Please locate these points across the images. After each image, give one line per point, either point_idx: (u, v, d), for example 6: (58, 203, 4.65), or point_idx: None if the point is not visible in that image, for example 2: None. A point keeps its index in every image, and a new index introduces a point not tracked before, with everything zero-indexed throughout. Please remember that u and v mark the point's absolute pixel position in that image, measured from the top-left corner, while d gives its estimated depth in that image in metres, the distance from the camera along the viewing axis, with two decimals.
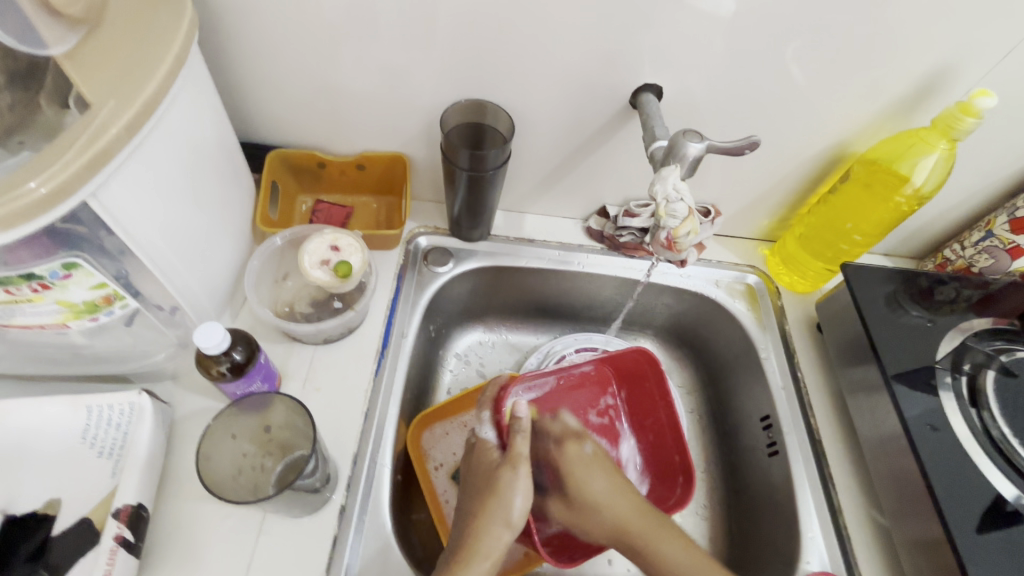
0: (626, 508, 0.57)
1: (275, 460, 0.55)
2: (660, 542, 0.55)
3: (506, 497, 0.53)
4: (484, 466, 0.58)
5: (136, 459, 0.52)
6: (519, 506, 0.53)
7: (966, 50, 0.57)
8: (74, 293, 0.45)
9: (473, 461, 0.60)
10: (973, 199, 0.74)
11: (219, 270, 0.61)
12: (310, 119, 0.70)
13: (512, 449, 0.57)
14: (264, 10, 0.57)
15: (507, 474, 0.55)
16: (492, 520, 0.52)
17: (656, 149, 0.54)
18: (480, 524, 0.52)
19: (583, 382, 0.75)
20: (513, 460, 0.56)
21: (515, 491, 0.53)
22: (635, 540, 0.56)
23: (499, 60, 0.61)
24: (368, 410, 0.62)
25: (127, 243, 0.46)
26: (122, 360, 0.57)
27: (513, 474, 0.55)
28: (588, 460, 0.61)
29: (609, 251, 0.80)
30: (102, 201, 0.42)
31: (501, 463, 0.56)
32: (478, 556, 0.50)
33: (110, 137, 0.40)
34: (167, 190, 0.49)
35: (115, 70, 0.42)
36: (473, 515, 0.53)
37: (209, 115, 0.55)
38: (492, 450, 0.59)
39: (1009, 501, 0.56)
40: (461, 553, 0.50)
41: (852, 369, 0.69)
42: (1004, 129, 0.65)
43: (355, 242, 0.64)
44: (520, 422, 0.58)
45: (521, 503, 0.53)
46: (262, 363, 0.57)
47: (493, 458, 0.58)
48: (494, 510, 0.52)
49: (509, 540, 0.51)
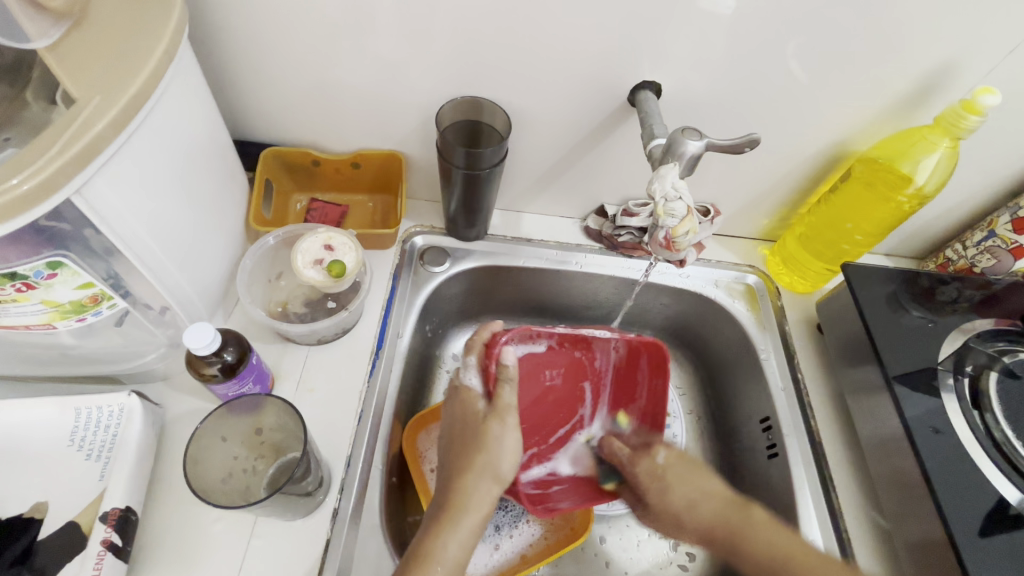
0: (712, 507, 0.58)
1: (266, 463, 0.54)
2: (752, 530, 0.54)
3: (494, 452, 0.55)
4: (468, 418, 0.58)
5: (124, 461, 0.50)
6: (507, 462, 0.55)
7: (969, 47, 0.56)
8: (60, 293, 0.44)
9: (452, 406, 0.60)
10: (976, 199, 0.73)
11: (212, 268, 0.60)
12: (304, 117, 0.69)
13: (499, 400, 0.58)
14: (256, 4, 0.56)
15: (496, 426, 0.57)
16: (481, 475, 0.54)
17: (655, 146, 0.53)
18: (469, 480, 0.53)
19: (578, 346, 0.72)
20: (500, 412, 0.58)
21: (501, 446, 0.56)
22: (727, 538, 0.55)
23: (496, 56, 0.60)
24: (363, 411, 0.62)
25: (114, 240, 0.45)
26: (112, 361, 0.56)
27: (500, 426, 0.57)
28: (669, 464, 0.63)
29: (608, 251, 0.80)
30: (88, 198, 0.41)
31: (486, 418, 0.57)
32: (465, 510, 0.51)
33: (96, 133, 0.39)
34: (157, 187, 0.48)
35: (102, 64, 0.41)
36: (460, 470, 0.54)
37: (200, 111, 0.54)
38: (477, 401, 0.59)
39: (1012, 505, 0.55)
40: (449, 508, 0.52)
41: (853, 370, 0.68)
42: (1008, 127, 0.64)
43: (349, 241, 0.63)
44: (508, 371, 0.58)
45: (508, 460, 0.56)
46: (254, 364, 0.56)
47: (476, 408, 0.58)
48: (482, 467, 0.54)
49: (497, 494, 0.54)
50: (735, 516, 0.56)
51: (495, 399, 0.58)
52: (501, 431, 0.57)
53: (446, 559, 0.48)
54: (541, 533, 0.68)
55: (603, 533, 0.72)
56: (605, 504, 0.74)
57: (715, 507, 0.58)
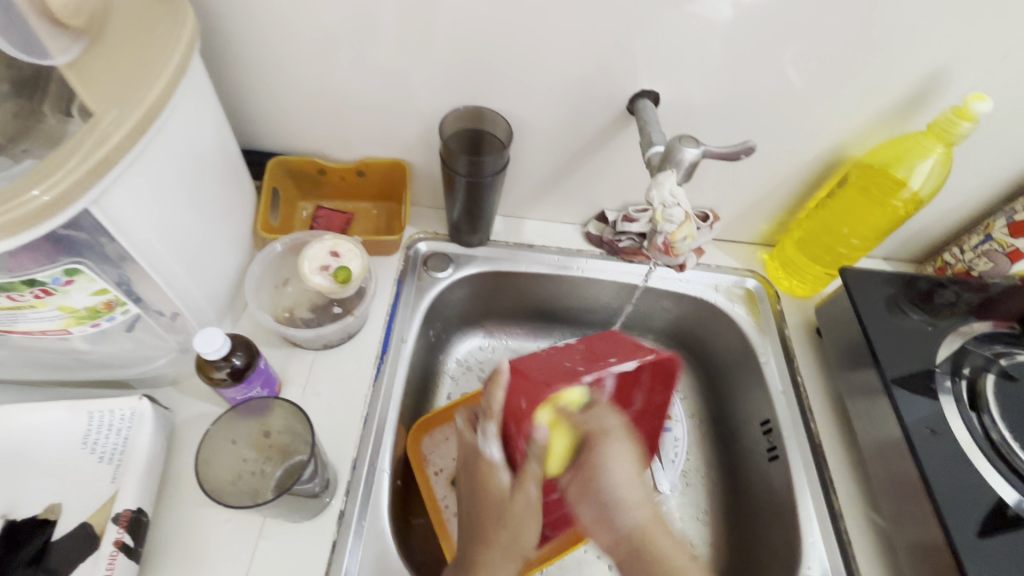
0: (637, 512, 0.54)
1: (274, 465, 0.55)
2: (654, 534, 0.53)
3: (516, 528, 0.56)
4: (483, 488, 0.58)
5: (136, 464, 0.51)
6: (528, 534, 0.56)
7: (961, 53, 0.58)
8: (76, 299, 0.45)
9: (473, 471, 0.61)
10: (973, 203, 0.74)
11: (221, 274, 0.61)
12: (311, 126, 0.71)
13: (524, 471, 0.57)
14: (266, 20, 0.58)
15: (519, 499, 0.56)
16: (502, 553, 0.55)
17: (653, 154, 0.55)
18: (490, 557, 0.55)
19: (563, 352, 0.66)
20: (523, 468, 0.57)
21: (526, 523, 0.56)
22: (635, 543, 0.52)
23: (498, 66, 0.62)
24: (368, 414, 0.63)
25: (128, 248, 0.46)
26: (124, 365, 0.57)
27: (524, 500, 0.56)
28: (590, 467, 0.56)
29: (609, 256, 0.81)
30: (104, 208, 0.43)
31: (512, 494, 0.57)
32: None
33: (112, 145, 0.41)
34: (169, 196, 0.50)
35: (118, 79, 0.43)
36: (484, 544, 0.56)
37: (210, 122, 0.56)
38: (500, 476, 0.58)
39: (1010, 505, 0.55)
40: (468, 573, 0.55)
41: (852, 373, 0.69)
42: (1002, 132, 0.65)
43: (355, 248, 0.64)
44: (536, 446, 0.56)
45: (531, 528, 0.57)
46: (262, 368, 0.57)
47: (499, 484, 0.58)
48: (502, 544, 0.56)
49: (518, 567, 0.56)
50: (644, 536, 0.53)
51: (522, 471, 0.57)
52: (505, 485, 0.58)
53: None
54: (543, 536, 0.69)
55: None
56: None
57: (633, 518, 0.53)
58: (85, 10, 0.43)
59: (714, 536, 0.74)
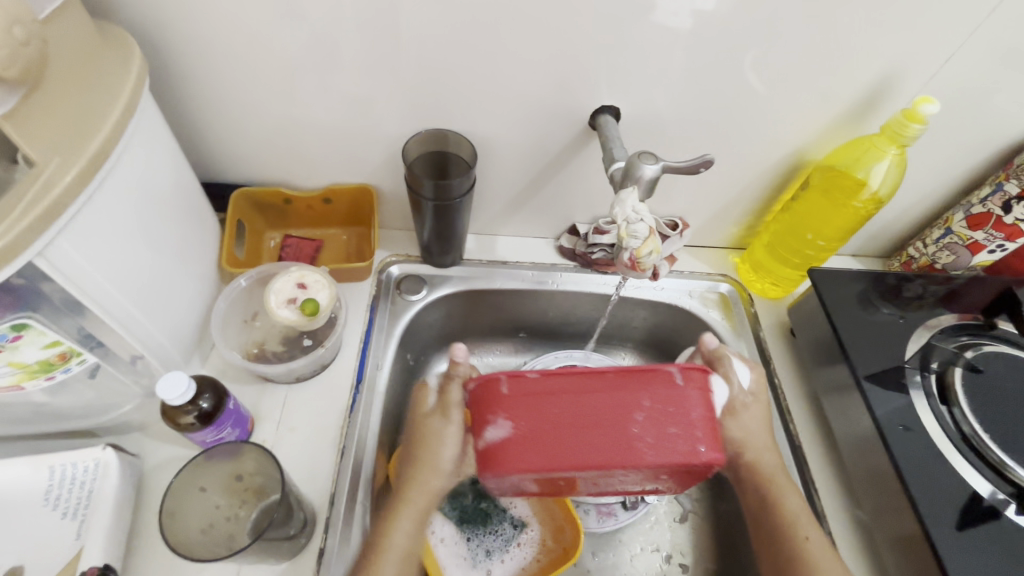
0: (764, 448, 0.60)
1: (249, 508, 0.53)
2: (784, 493, 0.58)
3: (434, 448, 0.54)
4: (424, 433, 0.55)
5: (102, 519, 0.50)
6: (402, 540, 0.52)
7: (908, 57, 0.59)
8: (26, 353, 0.44)
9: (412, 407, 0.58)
10: (931, 199, 0.76)
11: (185, 314, 0.60)
12: (274, 157, 0.70)
13: (446, 397, 0.54)
14: (221, 51, 0.57)
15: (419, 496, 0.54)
16: (404, 517, 0.53)
17: (615, 170, 0.55)
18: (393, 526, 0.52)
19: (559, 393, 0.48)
20: (445, 409, 0.54)
21: (441, 441, 0.54)
22: (761, 489, 0.59)
23: (459, 86, 0.62)
24: (344, 447, 0.61)
25: (81, 297, 0.45)
26: (86, 415, 0.56)
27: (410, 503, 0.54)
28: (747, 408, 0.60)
29: (582, 268, 0.81)
30: (51, 259, 0.41)
31: (431, 413, 0.55)
32: (408, 503, 0.53)
33: (60, 190, 0.40)
34: (124, 240, 0.48)
35: (60, 127, 0.42)
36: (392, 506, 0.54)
37: (166, 160, 0.55)
38: (430, 395, 0.56)
39: (984, 497, 0.56)
40: (402, 492, 0.54)
41: (826, 371, 0.70)
42: (954, 130, 0.67)
43: (321, 278, 0.64)
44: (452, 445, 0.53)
45: (405, 540, 0.52)
46: (232, 409, 0.56)
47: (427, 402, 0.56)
48: (401, 515, 0.53)
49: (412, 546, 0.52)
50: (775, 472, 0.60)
51: (442, 395, 0.55)
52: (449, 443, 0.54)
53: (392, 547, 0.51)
54: (533, 555, 0.69)
55: (596, 546, 0.73)
56: (596, 521, 0.73)
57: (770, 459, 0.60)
58: (23, 58, 0.38)
59: (702, 543, 0.74)
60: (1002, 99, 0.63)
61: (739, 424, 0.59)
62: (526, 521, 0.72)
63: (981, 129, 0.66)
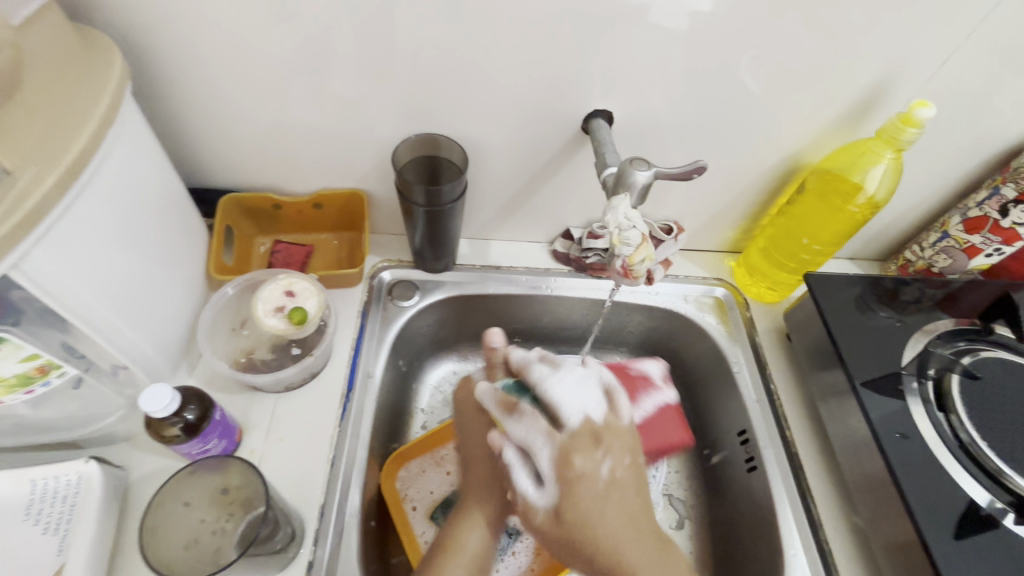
0: (618, 527, 0.48)
1: (235, 522, 0.52)
2: (664, 551, 0.53)
3: (482, 436, 0.58)
4: (475, 424, 0.59)
5: (83, 534, 0.49)
6: (473, 546, 0.51)
7: (904, 60, 0.59)
8: (3, 367, 0.43)
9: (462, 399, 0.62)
10: (928, 201, 0.76)
11: (171, 323, 0.59)
12: (263, 161, 0.69)
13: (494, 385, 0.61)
14: (207, 55, 0.56)
15: (472, 514, 0.53)
16: (472, 526, 0.53)
17: (608, 175, 0.54)
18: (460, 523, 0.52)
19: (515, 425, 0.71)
20: (484, 407, 0.57)
21: (483, 428, 0.58)
22: (625, 531, 0.55)
23: (450, 90, 0.61)
24: (334, 457, 0.60)
25: (60, 309, 0.44)
26: (69, 427, 0.55)
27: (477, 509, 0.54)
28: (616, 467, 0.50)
29: (577, 273, 0.80)
30: (27, 270, 0.40)
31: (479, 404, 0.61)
32: (478, 508, 0.54)
33: (37, 199, 0.39)
34: (105, 250, 0.47)
35: (38, 134, 0.41)
36: (457, 513, 0.54)
37: (151, 167, 0.54)
38: (482, 388, 0.60)
39: (982, 506, 0.55)
40: (463, 504, 0.54)
41: (822, 376, 0.69)
42: (951, 132, 0.66)
43: (310, 286, 0.63)
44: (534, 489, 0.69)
45: (476, 539, 0.52)
46: (218, 420, 0.55)
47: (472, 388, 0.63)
48: (470, 519, 0.53)
49: (484, 552, 0.52)
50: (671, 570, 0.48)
51: (489, 376, 0.62)
52: (499, 444, 0.53)
53: (465, 553, 0.51)
54: (528, 564, 0.68)
55: None
56: None
57: (645, 520, 0.51)
58: None
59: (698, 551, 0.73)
60: (998, 101, 0.62)
61: (626, 440, 0.57)
62: (520, 529, 0.71)
63: (977, 132, 0.66)
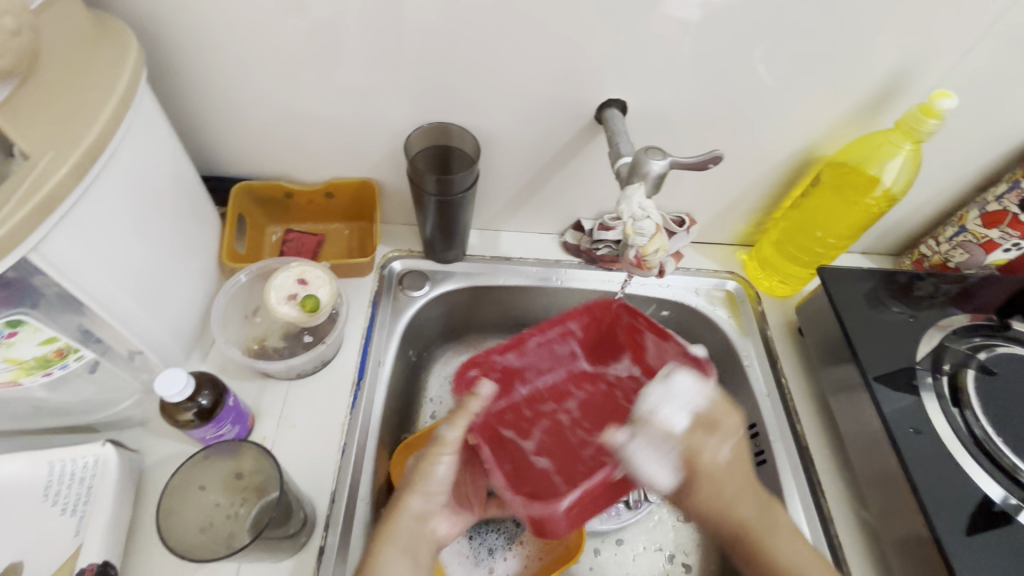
0: (745, 500, 0.57)
1: (249, 507, 0.53)
2: (773, 538, 0.55)
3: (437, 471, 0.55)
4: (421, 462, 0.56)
5: (100, 515, 0.49)
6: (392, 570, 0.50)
7: (925, 50, 0.57)
8: (23, 349, 0.44)
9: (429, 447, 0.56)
10: (946, 195, 0.74)
11: (185, 310, 0.59)
12: (276, 151, 0.69)
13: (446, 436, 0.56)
14: (219, 42, 0.56)
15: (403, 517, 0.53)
16: (392, 546, 0.51)
17: (621, 165, 0.54)
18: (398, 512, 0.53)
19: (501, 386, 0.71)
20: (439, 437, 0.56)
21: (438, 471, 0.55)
22: (748, 545, 0.56)
23: (464, 78, 0.60)
24: (345, 444, 0.61)
25: (78, 294, 0.45)
26: (86, 411, 0.55)
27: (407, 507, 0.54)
28: (735, 455, 0.58)
29: (587, 265, 0.80)
30: (45, 254, 0.41)
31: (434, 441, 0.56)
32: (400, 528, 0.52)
33: (54, 184, 0.39)
34: (122, 236, 0.48)
35: (55, 117, 0.41)
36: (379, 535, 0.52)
37: (165, 154, 0.54)
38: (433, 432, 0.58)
39: (997, 502, 0.55)
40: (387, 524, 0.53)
41: (834, 371, 0.68)
42: (972, 124, 0.65)
43: (322, 274, 0.63)
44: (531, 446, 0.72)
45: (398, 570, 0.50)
46: (231, 406, 0.55)
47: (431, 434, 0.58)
48: (396, 541, 0.51)
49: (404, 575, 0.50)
50: (764, 526, 0.56)
51: (460, 407, 0.58)
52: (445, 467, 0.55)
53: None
54: (535, 553, 0.68)
55: (598, 544, 0.72)
56: (598, 519, 0.72)
57: (748, 511, 0.56)
58: (12, 49, 0.38)
59: (707, 544, 0.73)
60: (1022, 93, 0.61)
61: (710, 466, 0.58)
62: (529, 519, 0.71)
63: (997, 125, 0.65)
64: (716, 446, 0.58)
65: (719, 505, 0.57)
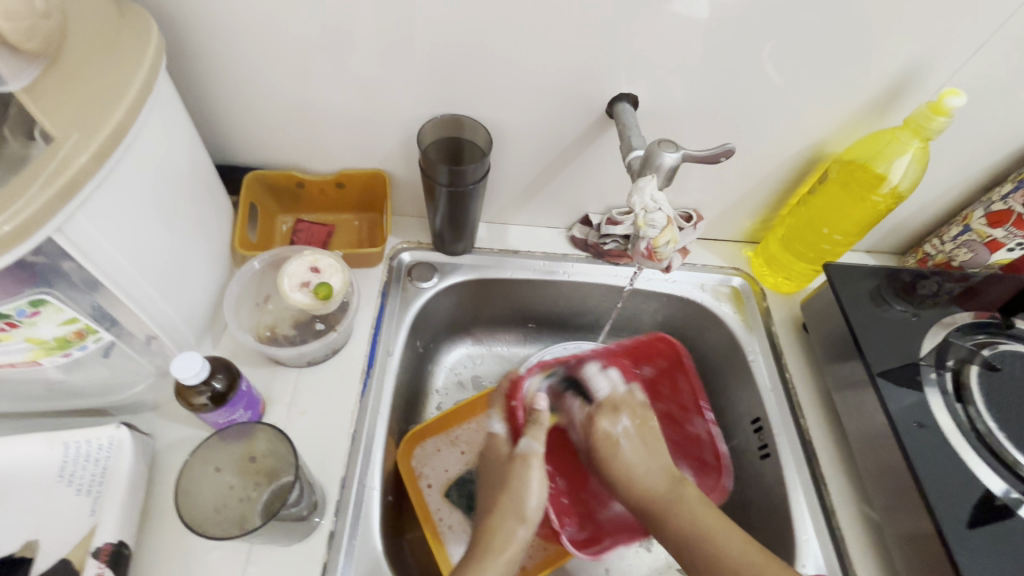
0: (658, 472, 0.63)
1: (261, 490, 0.53)
2: (688, 505, 0.59)
3: (521, 488, 0.59)
4: (511, 476, 0.60)
5: (115, 495, 0.50)
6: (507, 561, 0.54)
7: (936, 49, 0.58)
8: (44, 329, 0.44)
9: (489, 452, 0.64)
10: (952, 194, 0.75)
11: (198, 295, 0.60)
12: (287, 140, 0.69)
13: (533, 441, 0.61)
14: (236, 31, 0.57)
15: (509, 525, 0.56)
16: (497, 555, 0.54)
17: (633, 159, 0.54)
18: (496, 523, 0.56)
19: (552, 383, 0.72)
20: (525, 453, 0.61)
21: (529, 484, 0.59)
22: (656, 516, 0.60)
23: (477, 73, 0.61)
24: (355, 431, 0.62)
25: (98, 275, 0.45)
26: (100, 394, 0.56)
27: (515, 522, 0.57)
28: (632, 428, 0.67)
29: (594, 259, 0.80)
30: (69, 235, 0.41)
31: (514, 455, 0.61)
32: (504, 546, 0.55)
33: (77, 167, 0.39)
34: (141, 220, 0.49)
35: (80, 101, 0.41)
36: (487, 516, 0.58)
37: (182, 140, 0.54)
38: (504, 440, 0.63)
39: (998, 496, 0.56)
40: (485, 542, 0.55)
41: (838, 366, 0.69)
42: (980, 123, 0.65)
43: (335, 263, 0.64)
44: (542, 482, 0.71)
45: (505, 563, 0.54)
46: (244, 390, 0.56)
47: (503, 452, 0.62)
48: (500, 532, 0.56)
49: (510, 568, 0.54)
50: (674, 492, 0.60)
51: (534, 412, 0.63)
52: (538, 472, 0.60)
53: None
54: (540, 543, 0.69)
55: None
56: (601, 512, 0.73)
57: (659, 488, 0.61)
58: (42, 31, 0.38)
59: None
60: None
61: (621, 451, 0.65)
62: None
63: (1004, 124, 0.65)
64: (612, 419, 0.67)
65: (622, 467, 0.64)
